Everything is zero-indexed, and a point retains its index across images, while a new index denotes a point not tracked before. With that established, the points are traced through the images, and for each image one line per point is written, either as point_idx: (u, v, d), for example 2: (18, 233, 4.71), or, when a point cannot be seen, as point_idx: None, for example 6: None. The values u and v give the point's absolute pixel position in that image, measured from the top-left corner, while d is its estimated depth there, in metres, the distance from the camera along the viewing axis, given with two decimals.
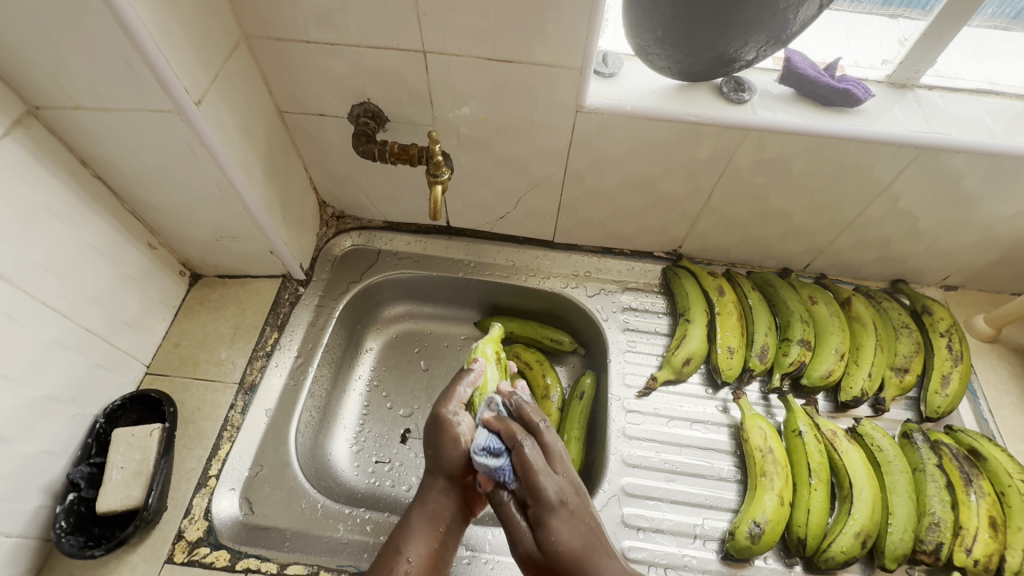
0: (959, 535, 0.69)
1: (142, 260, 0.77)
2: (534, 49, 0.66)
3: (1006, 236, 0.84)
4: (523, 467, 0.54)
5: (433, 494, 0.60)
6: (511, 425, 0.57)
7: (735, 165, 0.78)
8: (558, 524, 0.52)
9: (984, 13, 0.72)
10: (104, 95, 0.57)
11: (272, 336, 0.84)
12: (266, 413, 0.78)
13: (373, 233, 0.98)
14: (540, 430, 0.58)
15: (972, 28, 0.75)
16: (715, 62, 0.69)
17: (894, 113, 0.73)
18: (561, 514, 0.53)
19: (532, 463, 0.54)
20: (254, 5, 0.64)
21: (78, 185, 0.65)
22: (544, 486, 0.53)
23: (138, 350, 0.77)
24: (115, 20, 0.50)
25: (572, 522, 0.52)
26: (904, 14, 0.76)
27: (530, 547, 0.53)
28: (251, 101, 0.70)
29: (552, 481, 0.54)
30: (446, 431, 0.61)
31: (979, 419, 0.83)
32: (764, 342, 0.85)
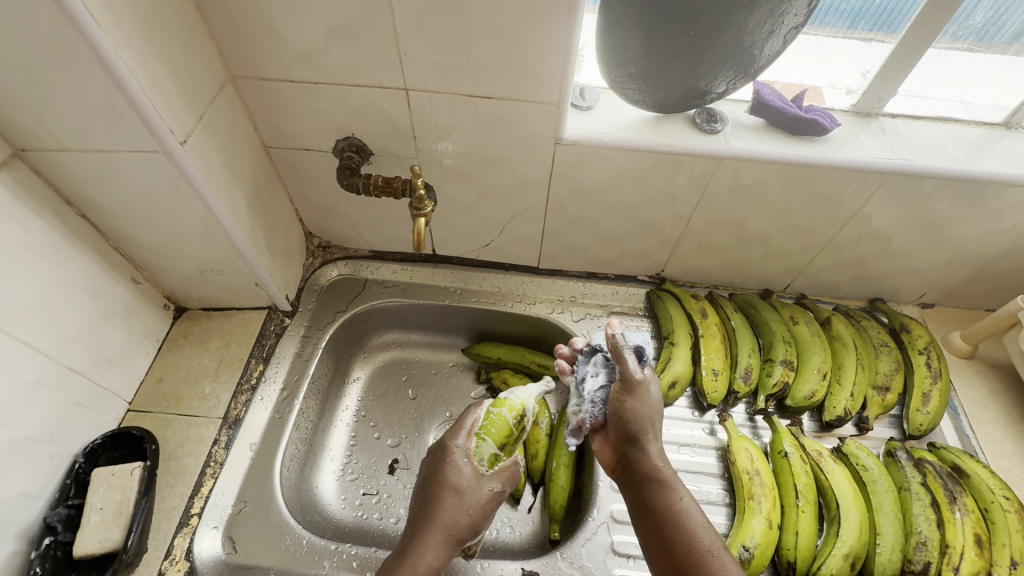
0: (947, 553, 0.69)
1: (126, 296, 0.76)
2: (512, 85, 0.68)
3: (976, 255, 0.86)
4: (624, 368, 0.68)
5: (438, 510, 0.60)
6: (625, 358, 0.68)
7: (711, 192, 0.80)
8: (645, 384, 0.69)
9: (949, 34, 0.73)
10: (90, 137, 0.58)
11: (257, 368, 0.84)
12: (250, 447, 0.77)
13: (359, 262, 0.99)
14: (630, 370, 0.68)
15: (938, 49, 0.76)
16: (688, 95, 0.72)
17: (860, 140, 0.77)
18: (642, 386, 0.68)
19: (627, 364, 0.68)
20: (239, 46, 0.66)
21: (63, 224, 0.66)
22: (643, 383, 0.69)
23: (120, 386, 0.77)
24: (101, 66, 0.51)
25: (653, 400, 0.69)
26: (877, 37, 0.76)
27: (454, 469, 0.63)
28: (236, 138, 0.72)
29: (634, 364, 0.69)
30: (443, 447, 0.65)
31: (960, 435, 0.84)
32: (748, 363, 0.86)
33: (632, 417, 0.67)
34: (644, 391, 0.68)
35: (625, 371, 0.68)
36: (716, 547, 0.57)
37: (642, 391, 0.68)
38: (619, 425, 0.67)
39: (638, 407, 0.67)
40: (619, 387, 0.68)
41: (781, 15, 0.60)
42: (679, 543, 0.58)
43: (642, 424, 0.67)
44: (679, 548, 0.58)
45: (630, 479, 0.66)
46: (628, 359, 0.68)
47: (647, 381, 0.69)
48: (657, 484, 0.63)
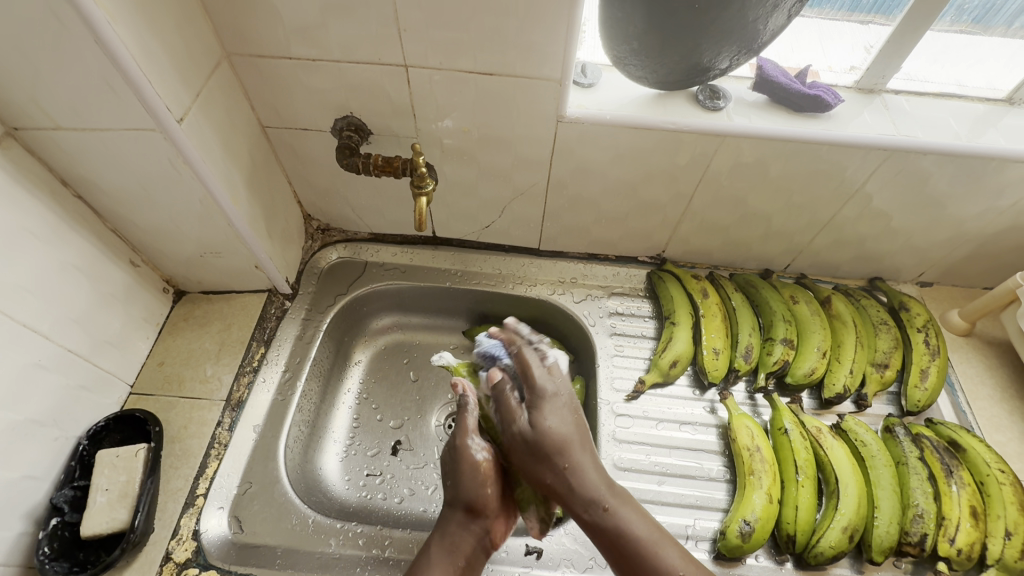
0: (942, 525, 0.71)
1: (125, 279, 0.76)
2: (513, 61, 0.67)
3: (975, 233, 0.86)
4: (524, 367, 0.64)
5: (452, 520, 0.64)
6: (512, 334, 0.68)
7: (713, 170, 0.80)
8: (547, 419, 0.62)
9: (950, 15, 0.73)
10: (84, 115, 0.57)
11: (259, 351, 0.84)
12: (254, 429, 0.77)
13: (359, 245, 0.99)
14: (533, 371, 0.64)
15: (937, 31, 0.76)
16: (690, 71, 0.71)
17: (863, 117, 0.76)
18: (550, 406, 0.63)
19: (531, 366, 0.64)
20: (235, 22, 0.64)
21: (58, 205, 0.65)
22: (545, 412, 0.62)
23: (123, 369, 0.76)
24: (94, 39, 0.49)
25: (562, 420, 0.63)
26: (874, 20, 0.75)
27: (523, 429, 0.62)
28: (233, 117, 0.70)
29: (551, 380, 0.64)
30: (464, 461, 0.65)
31: (957, 411, 0.85)
32: (748, 342, 0.87)
33: (552, 435, 0.62)
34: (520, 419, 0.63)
35: (502, 403, 0.64)
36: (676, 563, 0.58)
37: (552, 409, 0.63)
38: (553, 472, 0.61)
39: (551, 416, 0.62)
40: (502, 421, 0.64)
41: None
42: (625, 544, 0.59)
43: (566, 437, 0.62)
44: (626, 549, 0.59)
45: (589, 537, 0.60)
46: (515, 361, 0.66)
47: (544, 419, 0.62)
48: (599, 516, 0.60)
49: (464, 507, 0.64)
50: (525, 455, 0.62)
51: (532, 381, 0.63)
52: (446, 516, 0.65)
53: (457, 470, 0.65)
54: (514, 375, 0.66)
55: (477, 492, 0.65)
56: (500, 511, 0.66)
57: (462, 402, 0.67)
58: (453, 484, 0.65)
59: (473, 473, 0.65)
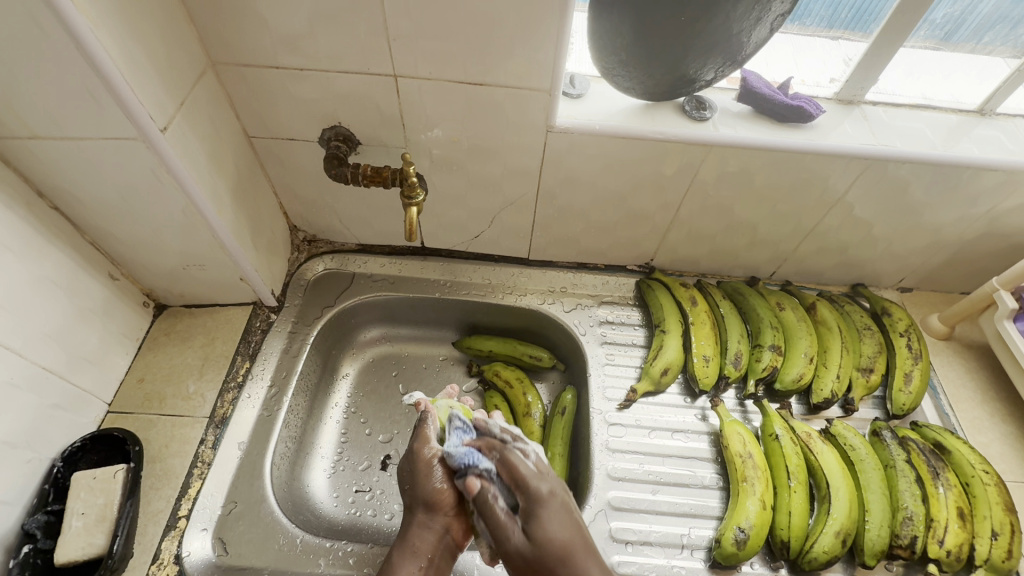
0: (932, 527, 0.72)
1: (103, 292, 0.73)
2: (504, 72, 0.67)
3: (952, 239, 0.89)
4: (512, 473, 0.55)
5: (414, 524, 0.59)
6: (491, 441, 0.61)
7: (700, 180, 0.81)
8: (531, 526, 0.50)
9: (918, 34, 0.75)
10: (63, 124, 0.55)
11: (243, 365, 0.82)
12: (239, 446, 0.75)
13: (346, 256, 0.98)
14: (522, 469, 0.55)
15: (908, 49, 0.78)
16: (676, 82, 0.73)
17: (843, 127, 0.78)
18: (551, 501, 0.52)
19: (521, 470, 0.55)
20: (221, 32, 0.63)
21: (34, 217, 0.62)
22: (543, 515, 0.50)
23: (100, 387, 0.74)
24: (76, 46, 0.48)
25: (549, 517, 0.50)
26: (844, 36, 0.78)
27: (518, 543, 0.50)
28: (218, 127, 0.69)
29: (546, 482, 0.54)
30: (419, 464, 0.61)
31: (940, 413, 0.86)
32: (737, 349, 0.88)
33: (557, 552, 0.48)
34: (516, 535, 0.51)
35: (489, 516, 0.53)
36: None
37: (551, 513, 0.51)
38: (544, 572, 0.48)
39: (549, 521, 0.50)
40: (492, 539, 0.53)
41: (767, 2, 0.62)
42: None
43: (567, 539, 0.49)
44: None
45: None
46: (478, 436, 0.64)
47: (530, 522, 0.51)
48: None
49: (421, 505, 0.59)
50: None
51: (523, 484, 0.54)
52: (406, 520, 0.60)
53: (415, 472, 0.61)
54: (496, 476, 0.57)
55: (433, 492, 0.59)
56: (460, 510, 0.60)
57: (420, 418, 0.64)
58: (410, 487, 0.61)
59: (428, 480, 0.60)
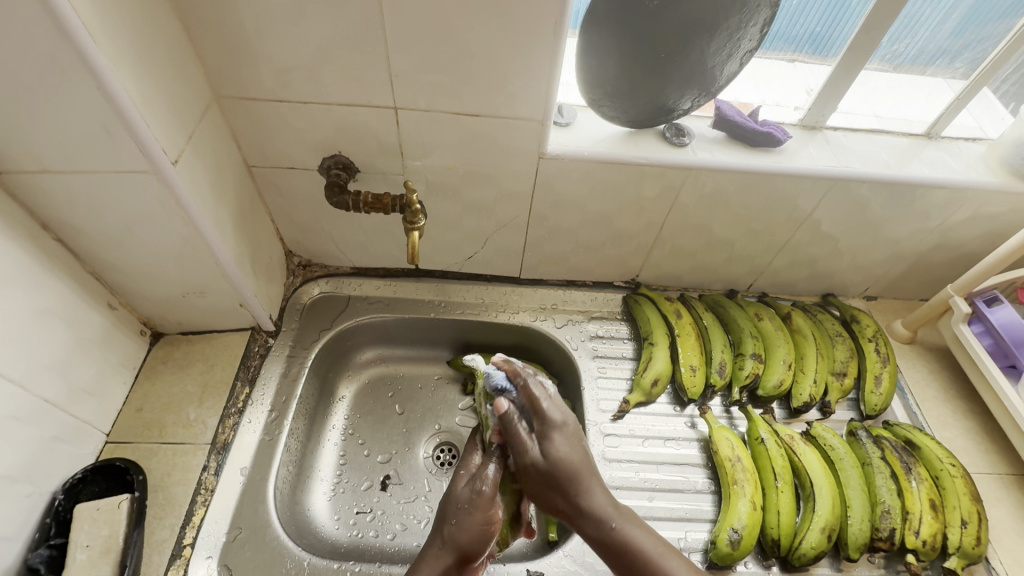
0: (908, 519, 0.77)
1: (102, 322, 0.73)
2: (499, 104, 0.71)
3: (910, 250, 0.96)
4: (531, 403, 0.59)
5: (438, 557, 0.57)
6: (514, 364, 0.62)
7: (681, 201, 0.87)
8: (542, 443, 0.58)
9: (879, 56, 0.83)
10: (76, 159, 0.56)
11: (243, 390, 0.82)
12: (241, 471, 0.75)
13: (341, 279, 0.99)
14: (541, 404, 0.58)
15: (869, 70, 0.86)
16: (656, 111, 0.79)
17: (808, 150, 0.85)
18: (564, 428, 0.59)
19: (541, 403, 0.58)
20: (228, 68, 0.66)
21: (38, 250, 0.63)
22: (554, 439, 0.57)
23: (99, 418, 0.73)
24: (97, 86, 0.50)
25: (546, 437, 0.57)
26: (799, 58, 0.85)
27: (534, 459, 0.57)
28: (222, 158, 0.71)
29: (557, 407, 0.59)
30: (473, 505, 0.58)
31: (909, 412, 0.92)
32: (721, 358, 0.93)
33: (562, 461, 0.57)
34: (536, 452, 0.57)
35: (512, 434, 0.58)
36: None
37: (563, 437, 0.58)
38: (547, 479, 0.57)
39: (561, 442, 0.58)
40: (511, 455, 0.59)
41: (738, 39, 0.71)
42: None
43: (576, 466, 0.57)
44: None
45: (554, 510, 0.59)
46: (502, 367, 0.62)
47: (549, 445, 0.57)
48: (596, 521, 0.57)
49: (456, 550, 0.57)
50: (538, 485, 0.58)
51: (542, 413, 0.58)
52: (432, 550, 0.58)
53: (466, 509, 0.58)
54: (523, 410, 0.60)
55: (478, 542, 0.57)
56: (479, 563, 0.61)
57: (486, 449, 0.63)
58: (455, 522, 0.58)
59: (481, 527, 0.57)
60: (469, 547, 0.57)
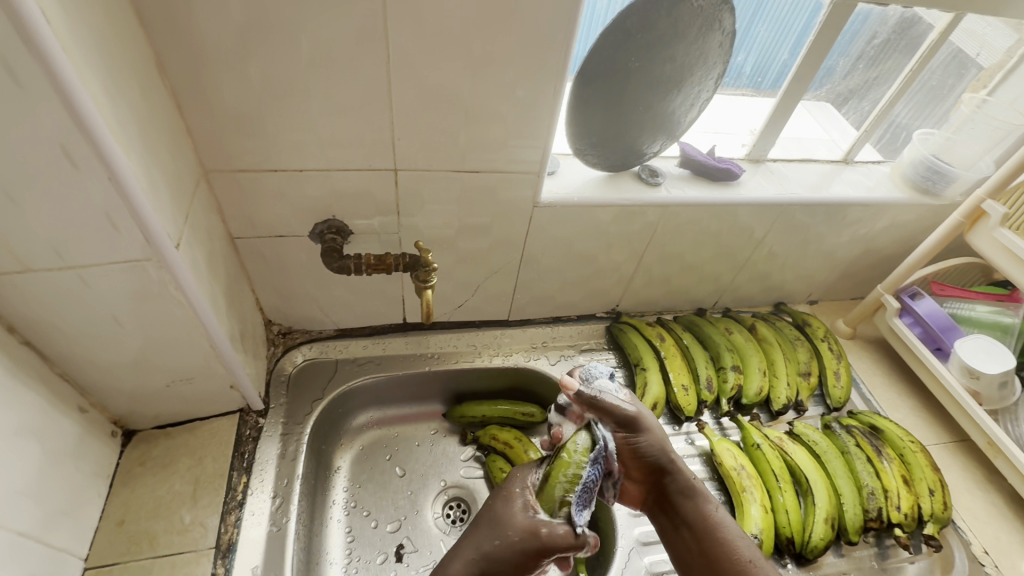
0: (888, 497, 0.87)
1: (73, 430, 0.64)
2: (498, 160, 0.74)
3: (843, 259, 1.11)
4: (602, 406, 0.64)
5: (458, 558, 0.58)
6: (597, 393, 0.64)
7: (658, 234, 0.94)
8: (640, 415, 0.68)
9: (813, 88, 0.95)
10: (66, 253, 0.51)
11: (240, 480, 0.75)
12: (254, 573, 0.68)
13: (326, 343, 0.94)
14: (609, 400, 0.64)
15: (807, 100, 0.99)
16: (630, 155, 0.86)
17: (758, 181, 0.96)
18: (640, 418, 0.67)
19: (614, 405, 0.64)
20: (219, 140, 0.63)
21: (5, 358, 0.55)
22: (639, 419, 0.67)
23: (76, 541, 0.63)
24: (109, 176, 0.46)
25: (655, 425, 0.69)
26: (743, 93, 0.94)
27: (620, 434, 0.67)
28: (211, 233, 0.67)
29: (630, 405, 0.67)
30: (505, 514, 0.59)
31: (864, 399, 1.05)
32: (707, 374, 1.00)
33: (648, 441, 0.68)
34: (645, 426, 0.67)
35: (597, 405, 0.64)
36: (755, 555, 0.64)
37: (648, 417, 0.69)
38: (634, 455, 0.69)
39: (644, 431, 0.67)
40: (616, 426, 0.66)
41: (699, 92, 0.81)
42: (718, 554, 0.64)
43: (662, 446, 0.68)
44: (720, 561, 0.64)
45: (661, 496, 0.71)
46: (604, 397, 0.65)
47: (644, 413, 0.68)
48: (693, 507, 0.68)
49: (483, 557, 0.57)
50: (627, 457, 0.69)
51: (611, 406, 0.64)
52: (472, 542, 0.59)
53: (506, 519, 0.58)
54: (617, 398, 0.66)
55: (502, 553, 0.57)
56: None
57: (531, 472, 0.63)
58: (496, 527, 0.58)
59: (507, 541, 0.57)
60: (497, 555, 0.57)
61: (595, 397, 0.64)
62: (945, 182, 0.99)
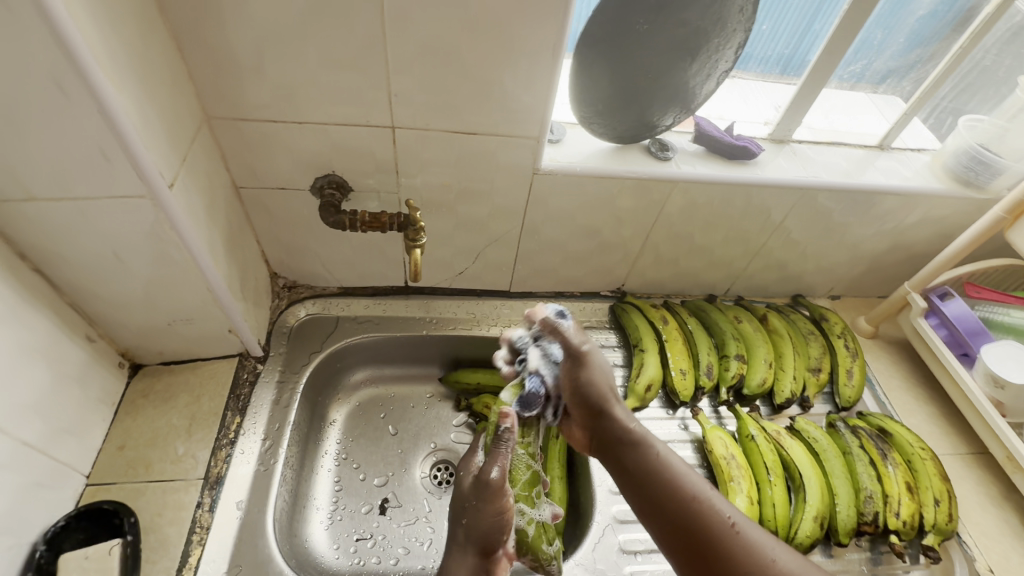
0: (888, 502, 0.83)
1: (81, 356, 0.69)
2: (496, 122, 0.73)
3: (869, 252, 1.04)
4: (562, 337, 0.71)
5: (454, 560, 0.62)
6: (557, 325, 0.71)
7: (666, 212, 0.91)
8: (590, 352, 0.72)
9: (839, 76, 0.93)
10: (66, 184, 0.54)
11: (234, 420, 0.79)
12: (238, 506, 0.71)
13: (328, 299, 0.97)
14: (565, 330, 0.72)
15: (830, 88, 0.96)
16: (640, 128, 0.83)
17: (779, 162, 0.91)
18: (590, 356, 0.71)
19: (567, 333, 0.72)
20: (220, 87, 0.65)
21: (16, 282, 0.59)
22: (592, 353, 0.71)
23: (78, 459, 0.68)
24: (99, 110, 0.48)
25: (601, 367, 0.72)
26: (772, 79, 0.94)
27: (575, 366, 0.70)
28: (212, 180, 0.69)
29: (585, 342, 0.72)
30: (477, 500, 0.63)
31: (878, 402, 0.99)
32: (708, 361, 0.97)
33: (595, 379, 0.70)
34: (591, 364, 0.71)
35: (558, 333, 0.72)
36: (704, 489, 0.62)
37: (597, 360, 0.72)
38: (581, 394, 0.70)
39: (593, 370, 0.71)
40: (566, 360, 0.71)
41: (715, 61, 0.76)
42: (667, 492, 0.62)
43: (604, 383, 0.71)
44: (668, 499, 0.62)
45: (605, 441, 0.69)
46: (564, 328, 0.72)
47: (594, 349, 0.72)
48: (636, 445, 0.66)
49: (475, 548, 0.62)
50: (577, 395, 0.70)
51: (568, 338, 0.71)
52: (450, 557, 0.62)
53: (478, 503, 0.63)
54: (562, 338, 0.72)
55: (495, 526, 0.63)
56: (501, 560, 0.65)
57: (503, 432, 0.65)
58: (471, 518, 0.63)
59: (496, 517, 0.63)
60: (484, 541, 0.62)
61: (554, 326, 0.71)
62: (990, 173, 0.90)
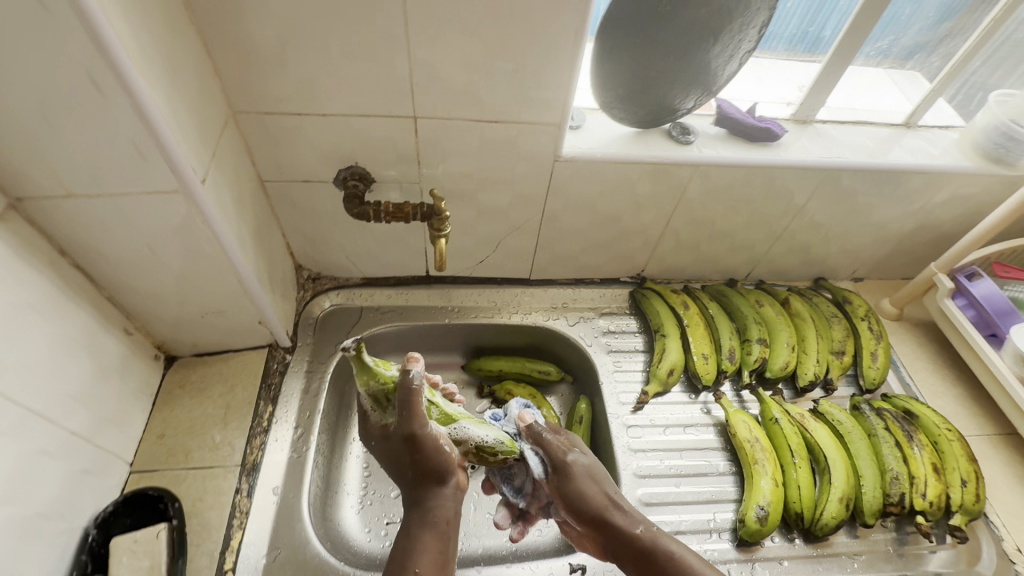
0: (914, 483, 0.83)
1: (120, 349, 0.71)
2: (518, 110, 0.73)
3: (895, 233, 1.03)
4: (551, 455, 0.69)
5: (431, 495, 0.61)
6: (549, 443, 0.70)
7: (687, 197, 0.90)
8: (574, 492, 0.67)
9: (867, 50, 0.90)
10: (104, 182, 0.55)
11: (267, 409, 0.81)
12: (274, 491, 0.74)
13: (352, 290, 0.98)
14: (547, 439, 0.70)
15: (855, 66, 0.94)
16: (661, 111, 0.82)
17: (803, 143, 0.90)
18: (578, 470, 0.68)
19: (552, 450, 0.69)
20: (246, 81, 0.66)
21: (59, 278, 0.61)
22: (579, 480, 0.67)
23: (121, 447, 0.71)
24: (134, 106, 0.49)
25: (594, 479, 0.68)
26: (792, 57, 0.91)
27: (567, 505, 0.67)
28: (239, 175, 0.70)
29: (575, 454, 0.70)
30: (421, 441, 0.61)
31: (903, 383, 0.99)
32: (730, 345, 0.97)
33: (589, 506, 0.66)
34: (580, 487, 0.67)
35: (545, 446, 0.70)
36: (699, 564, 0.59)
37: (584, 478, 0.68)
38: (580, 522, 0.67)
39: (585, 485, 0.67)
40: (552, 473, 0.69)
41: (738, 41, 0.74)
42: None
43: (601, 504, 0.66)
44: None
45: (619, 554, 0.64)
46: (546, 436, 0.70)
47: (580, 463, 0.69)
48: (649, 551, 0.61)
49: (433, 476, 0.62)
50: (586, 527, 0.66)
51: (557, 457, 0.69)
52: (417, 494, 0.62)
53: (416, 442, 0.61)
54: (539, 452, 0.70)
55: (443, 456, 0.62)
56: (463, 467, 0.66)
57: (412, 378, 0.62)
58: (417, 457, 0.62)
59: (437, 448, 0.62)
60: (438, 466, 0.62)
61: (540, 437, 0.70)
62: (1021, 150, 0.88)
